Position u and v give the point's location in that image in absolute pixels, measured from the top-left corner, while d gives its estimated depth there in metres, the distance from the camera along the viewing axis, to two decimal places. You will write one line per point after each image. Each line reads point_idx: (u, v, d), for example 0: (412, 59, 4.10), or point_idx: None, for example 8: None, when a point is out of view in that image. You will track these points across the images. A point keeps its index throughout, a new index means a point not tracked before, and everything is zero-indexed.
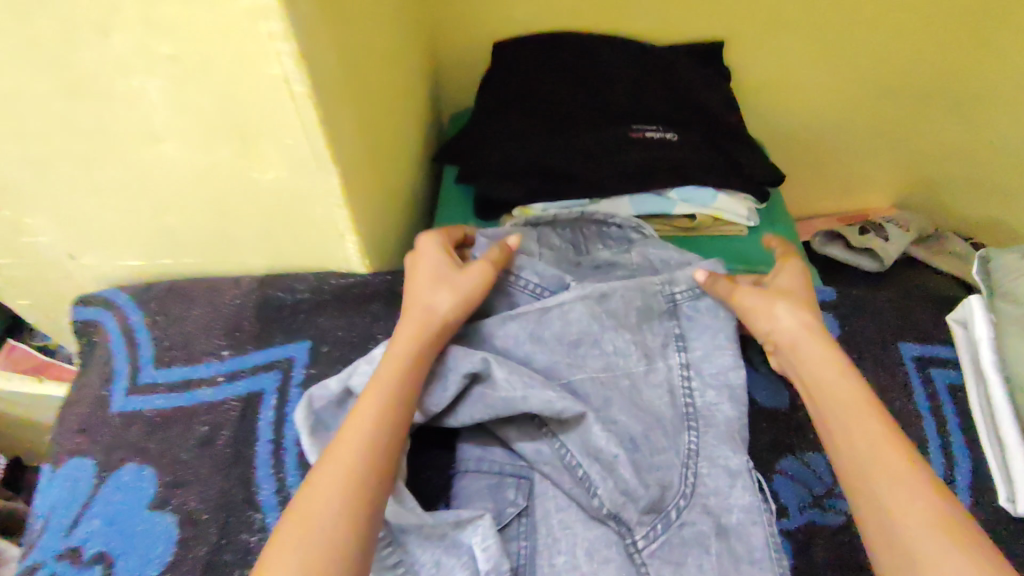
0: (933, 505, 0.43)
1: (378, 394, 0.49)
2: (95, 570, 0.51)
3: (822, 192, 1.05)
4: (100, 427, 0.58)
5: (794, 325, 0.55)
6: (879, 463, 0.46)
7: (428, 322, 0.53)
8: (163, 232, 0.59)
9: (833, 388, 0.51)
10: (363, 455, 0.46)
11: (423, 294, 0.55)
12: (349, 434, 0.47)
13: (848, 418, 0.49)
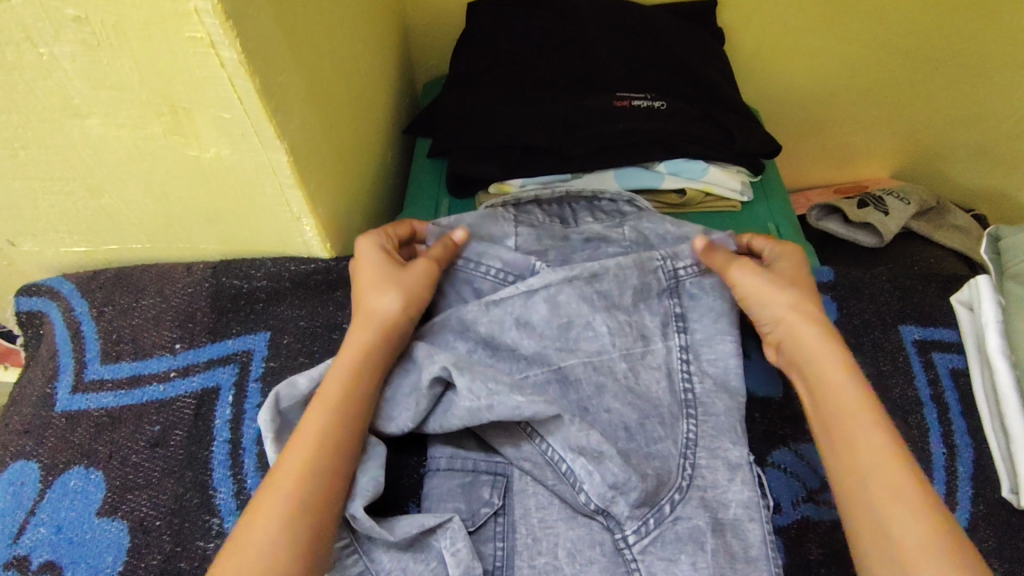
0: (922, 511, 0.41)
1: (332, 403, 0.46)
2: None
3: (820, 164, 1.00)
4: (43, 428, 0.53)
5: (796, 314, 0.51)
6: (871, 466, 0.44)
7: (378, 326, 0.50)
8: (104, 216, 0.54)
9: (831, 381, 0.48)
10: (310, 471, 0.43)
11: (367, 300, 0.51)
12: (298, 446, 0.44)
13: (842, 417, 0.46)
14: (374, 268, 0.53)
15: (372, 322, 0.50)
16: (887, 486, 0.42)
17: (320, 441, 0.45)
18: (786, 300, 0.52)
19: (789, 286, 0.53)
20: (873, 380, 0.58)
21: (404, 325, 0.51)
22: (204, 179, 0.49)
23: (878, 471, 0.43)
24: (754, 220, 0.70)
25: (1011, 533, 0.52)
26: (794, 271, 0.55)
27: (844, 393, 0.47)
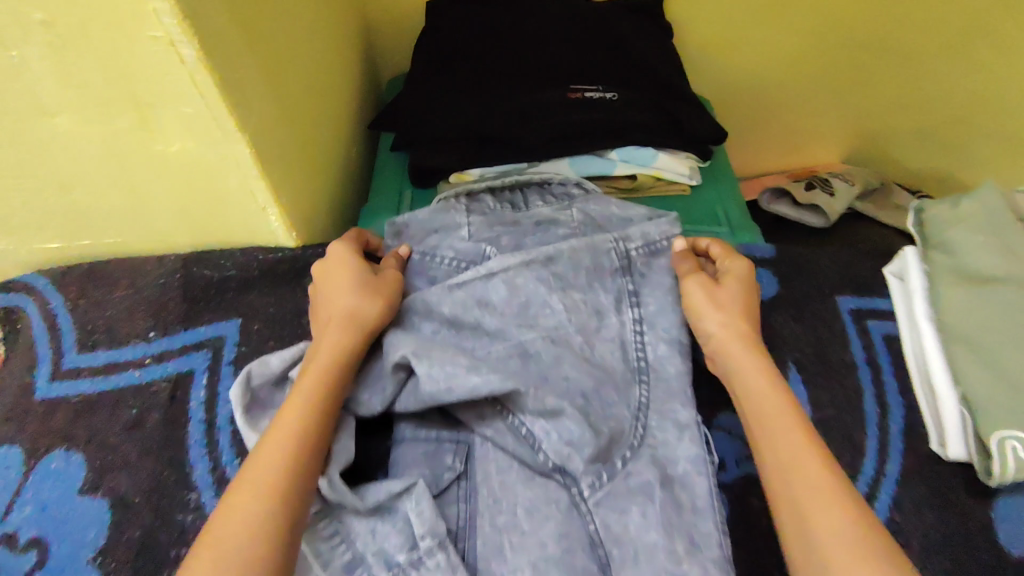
0: (846, 505, 0.43)
1: (310, 402, 0.48)
2: (32, 554, 0.50)
3: (773, 151, 1.04)
4: (24, 416, 0.55)
5: (729, 330, 0.55)
6: (792, 464, 0.46)
7: (356, 326, 0.53)
8: (76, 212, 0.57)
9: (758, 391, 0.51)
10: (287, 462, 0.44)
11: (343, 300, 0.54)
12: (272, 441, 0.46)
13: (767, 424, 0.49)
14: (343, 279, 0.55)
15: (342, 329, 0.52)
16: (815, 483, 0.44)
17: (300, 431, 0.46)
18: (723, 320, 0.55)
19: (731, 304, 0.56)
20: (812, 346, 0.61)
21: (377, 326, 0.54)
22: (172, 171, 0.52)
23: (806, 472, 0.45)
24: (703, 202, 0.74)
25: (939, 481, 0.56)
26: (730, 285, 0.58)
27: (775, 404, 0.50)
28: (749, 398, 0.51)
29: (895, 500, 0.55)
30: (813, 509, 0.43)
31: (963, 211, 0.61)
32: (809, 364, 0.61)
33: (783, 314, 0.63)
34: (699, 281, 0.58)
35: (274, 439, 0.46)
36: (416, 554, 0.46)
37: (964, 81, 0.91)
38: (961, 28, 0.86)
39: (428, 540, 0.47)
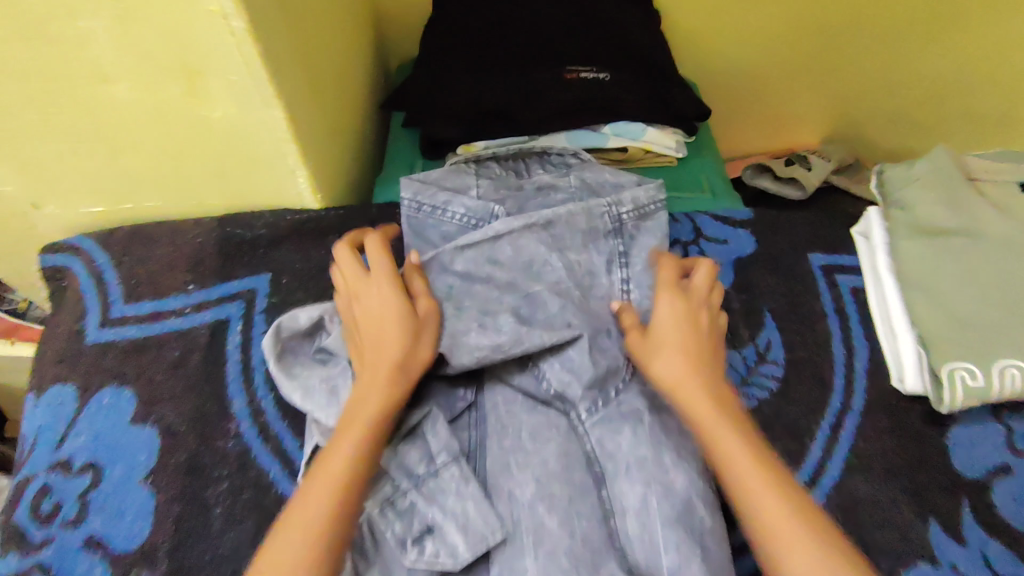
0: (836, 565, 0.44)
1: (344, 464, 0.47)
2: (86, 477, 0.56)
3: (756, 133, 1.11)
4: (76, 357, 0.61)
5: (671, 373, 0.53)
6: (770, 516, 0.46)
7: (402, 375, 0.52)
8: (123, 175, 0.63)
9: (712, 430, 0.51)
10: (324, 529, 0.45)
11: (385, 339, 0.53)
12: (313, 499, 0.46)
13: (738, 474, 0.48)
14: (371, 316, 0.54)
15: (374, 381, 0.51)
16: (785, 531, 0.45)
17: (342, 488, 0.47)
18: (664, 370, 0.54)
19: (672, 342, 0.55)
20: (785, 297, 0.68)
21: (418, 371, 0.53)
22: (226, 146, 0.59)
23: (776, 522, 0.46)
24: (688, 173, 0.81)
25: (898, 411, 0.63)
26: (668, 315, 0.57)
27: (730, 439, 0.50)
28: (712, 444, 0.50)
29: (859, 429, 0.62)
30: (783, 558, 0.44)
31: (917, 170, 0.67)
32: (783, 313, 0.67)
33: (761, 269, 0.70)
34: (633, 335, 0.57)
35: (313, 495, 0.46)
36: (433, 467, 0.54)
37: (931, 66, 0.99)
38: (928, 17, 0.93)
39: (445, 456, 0.54)
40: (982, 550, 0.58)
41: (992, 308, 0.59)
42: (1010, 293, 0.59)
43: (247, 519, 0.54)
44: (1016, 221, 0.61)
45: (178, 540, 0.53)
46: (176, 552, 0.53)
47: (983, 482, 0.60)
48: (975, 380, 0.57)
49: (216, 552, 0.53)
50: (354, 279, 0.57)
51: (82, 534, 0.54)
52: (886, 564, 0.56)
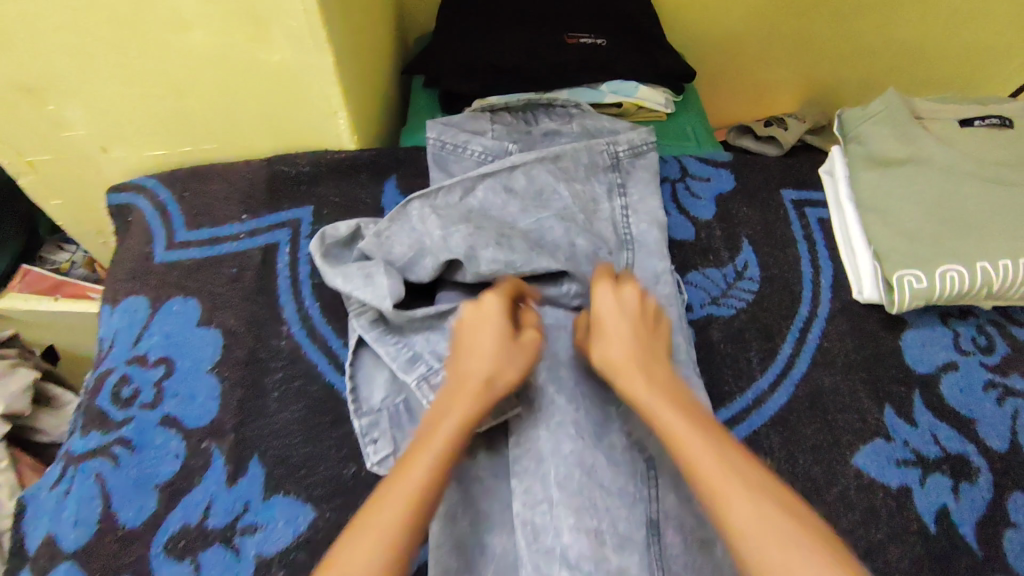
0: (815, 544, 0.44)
1: (425, 472, 0.49)
2: (160, 368, 0.65)
3: (741, 102, 1.21)
4: (147, 273, 0.71)
5: (610, 352, 0.58)
6: (720, 485, 0.47)
7: (489, 396, 0.54)
8: (186, 117, 0.73)
9: (648, 400, 0.54)
10: (400, 531, 0.47)
11: (485, 365, 0.55)
12: (391, 502, 0.48)
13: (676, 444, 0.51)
14: (472, 349, 0.57)
15: (461, 406, 0.53)
16: (738, 502, 0.46)
17: (418, 496, 0.48)
18: (600, 351, 0.59)
19: (609, 331, 0.59)
20: (760, 226, 0.78)
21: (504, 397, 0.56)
22: (277, 88, 0.69)
23: (723, 490, 0.47)
24: (676, 126, 0.91)
25: (859, 318, 0.72)
26: (602, 314, 0.61)
27: (665, 419, 0.52)
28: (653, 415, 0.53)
29: (824, 333, 0.71)
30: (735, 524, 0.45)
31: (872, 111, 0.76)
32: (759, 239, 0.77)
33: (739, 203, 0.79)
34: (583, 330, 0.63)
35: (389, 499, 0.48)
36: None
37: (898, 37, 1.09)
38: None
39: None
40: (930, 430, 0.66)
41: (934, 223, 0.68)
42: (951, 209, 0.69)
43: (298, 402, 0.64)
44: (955, 150, 0.71)
45: (241, 418, 0.63)
46: (240, 426, 0.62)
47: (932, 375, 0.70)
48: (920, 283, 0.67)
49: (274, 427, 0.63)
50: (467, 310, 0.60)
51: (157, 414, 0.63)
52: (847, 440, 0.65)
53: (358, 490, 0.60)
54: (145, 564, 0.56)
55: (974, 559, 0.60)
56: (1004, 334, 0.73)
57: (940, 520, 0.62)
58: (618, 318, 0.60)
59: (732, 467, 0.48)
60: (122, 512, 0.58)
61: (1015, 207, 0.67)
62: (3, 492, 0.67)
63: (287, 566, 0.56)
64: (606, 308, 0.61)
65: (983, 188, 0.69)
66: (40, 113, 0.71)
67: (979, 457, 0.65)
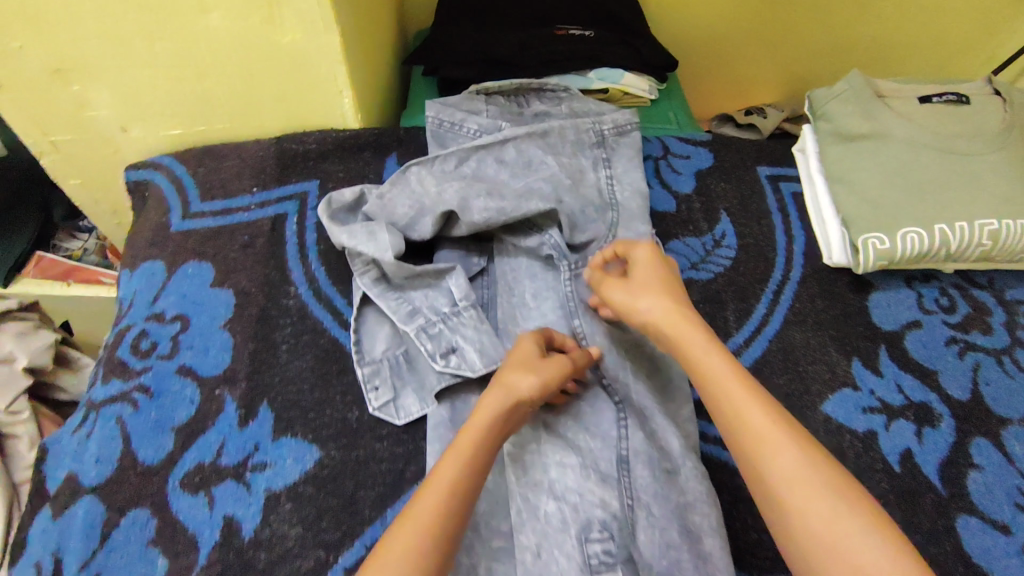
0: (865, 513, 0.46)
1: (455, 468, 0.52)
2: (176, 325, 0.70)
3: (724, 95, 1.27)
4: (164, 241, 0.76)
5: (656, 313, 0.59)
6: (777, 449, 0.49)
7: (511, 399, 0.57)
8: (204, 97, 0.78)
9: (701, 359, 0.55)
10: (435, 521, 0.49)
11: (511, 374, 0.58)
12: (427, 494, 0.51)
13: (730, 402, 0.52)
14: (514, 361, 0.60)
15: (492, 409, 0.56)
16: (795, 469, 0.48)
17: (449, 489, 0.51)
18: (645, 304, 0.60)
19: (650, 292, 0.60)
20: (738, 199, 0.83)
21: (529, 403, 0.58)
22: (269, 67, 0.74)
23: (777, 452, 0.49)
24: (659, 111, 0.97)
25: (830, 281, 0.78)
26: (643, 270, 0.63)
27: (720, 376, 0.54)
28: (705, 377, 0.54)
29: (797, 294, 0.76)
30: (792, 490, 0.47)
31: (837, 89, 0.81)
32: (736, 211, 0.83)
33: (718, 178, 0.85)
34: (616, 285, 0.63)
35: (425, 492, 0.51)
36: (457, 308, 0.69)
37: (871, 33, 1.15)
38: None
39: (464, 302, 0.69)
40: (895, 381, 0.71)
41: (894, 190, 0.74)
42: (913, 177, 0.74)
43: (306, 354, 0.69)
44: (915, 124, 0.76)
45: (254, 368, 0.67)
46: (252, 375, 0.67)
47: (897, 332, 0.74)
48: (883, 244, 0.72)
49: (283, 377, 0.67)
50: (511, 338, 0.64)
51: (175, 364, 0.67)
52: (817, 390, 0.70)
53: (362, 432, 0.65)
54: (164, 496, 0.60)
55: (937, 496, 0.65)
56: (966, 296, 0.78)
57: (905, 460, 0.66)
58: (661, 280, 0.62)
59: (788, 431, 0.50)
60: (142, 451, 0.62)
61: (964, 172, 0.74)
62: (25, 443, 0.71)
63: (296, 499, 0.61)
64: (646, 267, 0.63)
65: (939, 157, 0.75)
66: (67, 94, 0.77)
67: (941, 405, 0.70)
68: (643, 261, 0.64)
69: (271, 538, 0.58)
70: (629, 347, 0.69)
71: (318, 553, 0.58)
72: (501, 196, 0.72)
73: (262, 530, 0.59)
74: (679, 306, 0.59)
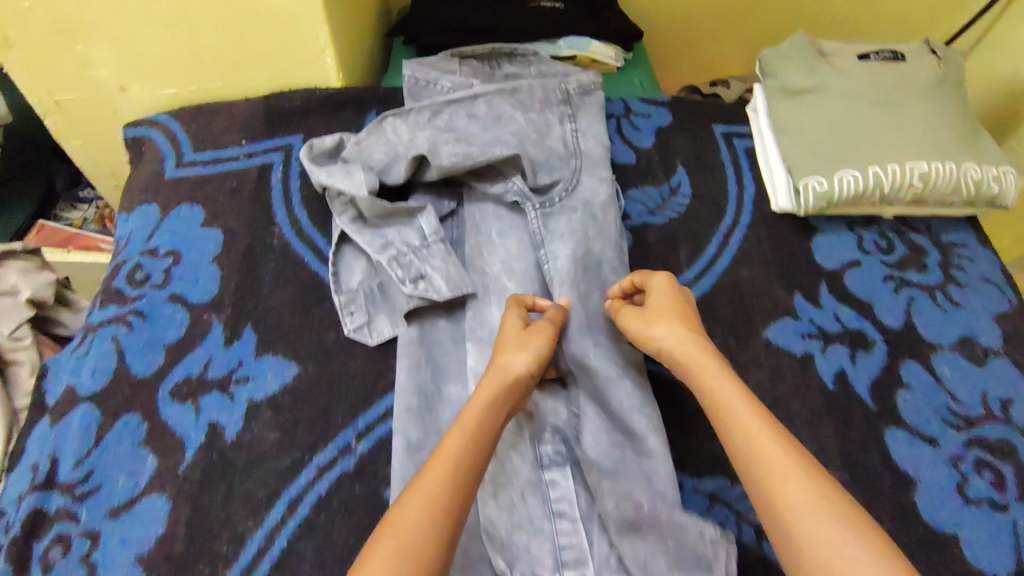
0: (870, 534, 0.47)
1: (457, 443, 0.54)
2: (168, 259, 0.76)
3: (695, 72, 1.33)
4: (159, 187, 0.82)
5: (671, 338, 0.62)
6: (786, 470, 0.51)
7: (501, 375, 0.59)
8: (197, 57, 0.85)
9: (715, 383, 0.58)
10: (440, 496, 0.50)
11: (505, 356, 0.61)
12: (432, 469, 0.52)
13: (741, 425, 0.55)
14: (506, 340, 0.63)
15: (488, 391, 0.58)
16: (803, 490, 0.50)
17: (453, 462, 0.53)
18: (661, 330, 0.62)
19: (666, 317, 0.63)
20: (694, 152, 0.90)
21: (524, 381, 0.60)
22: (258, 26, 0.80)
23: (785, 473, 0.51)
24: (625, 78, 1.03)
25: (777, 224, 0.83)
26: (658, 296, 0.66)
27: (730, 400, 0.56)
28: (720, 400, 0.57)
29: (745, 236, 0.82)
30: (799, 510, 0.49)
31: (783, 49, 0.87)
32: (692, 163, 0.89)
33: (676, 134, 0.91)
34: (634, 312, 0.66)
35: (429, 468, 0.52)
36: (427, 241, 0.74)
37: (833, 13, 1.21)
38: None
39: (434, 237, 0.75)
40: (833, 312, 0.77)
41: (834, 140, 0.80)
42: (851, 127, 0.80)
43: (287, 284, 0.74)
44: (854, 80, 0.83)
45: (239, 296, 0.73)
46: (237, 302, 0.73)
47: (838, 270, 0.80)
48: (822, 185, 0.78)
49: (266, 303, 0.73)
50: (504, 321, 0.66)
51: (166, 292, 0.73)
52: (760, 319, 0.75)
53: (337, 351, 0.70)
54: (155, 404, 0.66)
55: (868, 411, 0.70)
56: (904, 239, 0.84)
57: (839, 379, 0.72)
58: (675, 306, 0.64)
59: (797, 455, 0.52)
60: (135, 364, 0.68)
61: (898, 123, 0.80)
62: (26, 369, 0.76)
63: (275, 408, 0.66)
64: (662, 292, 0.66)
65: (875, 109, 0.81)
66: (70, 54, 0.83)
67: (875, 332, 0.76)
68: (660, 291, 0.66)
69: (252, 440, 0.64)
70: (586, 270, 0.73)
71: (294, 453, 0.64)
72: (469, 144, 0.79)
73: (244, 434, 0.64)
74: (694, 333, 0.62)
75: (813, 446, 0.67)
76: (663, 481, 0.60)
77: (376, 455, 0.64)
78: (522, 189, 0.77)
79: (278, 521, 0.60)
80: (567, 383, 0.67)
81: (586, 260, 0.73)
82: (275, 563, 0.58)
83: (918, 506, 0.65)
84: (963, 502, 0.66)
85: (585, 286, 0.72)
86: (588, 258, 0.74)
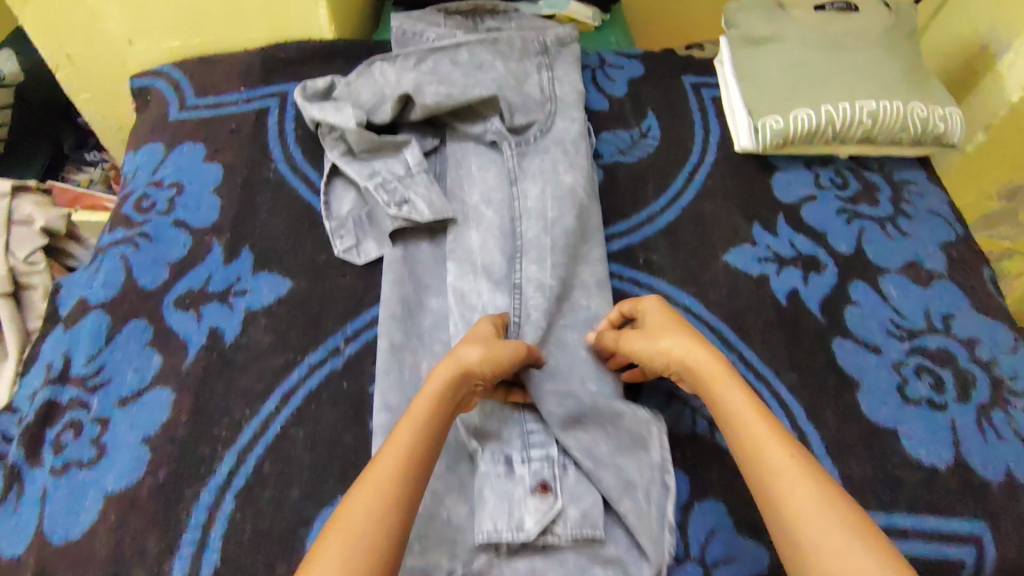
0: (881, 547, 0.46)
1: (407, 437, 0.53)
2: (172, 190, 0.82)
3: (674, 39, 1.39)
4: (164, 128, 0.89)
5: (677, 348, 0.61)
6: (796, 480, 0.50)
7: (455, 368, 0.58)
8: (199, 10, 0.91)
9: (723, 392, 0.58)
10: (391, 492, 0.49)
11: (459, 350, 0.60)
12: (383, 464, 0.51)
13: (747, 435, 0.54)
14: (470, 338, 0.62)
15: (438, 385, 0.57)
16: (812, 501, 0.49)
17: (401, 458, 0.51)
18: (666, 344, 0.62)
19: (668, 331, 0.63)
20: (663, 100, 0.96)
21: (477, 375, 0.59)
22: None
23: (797, 483, 0.50)
24: (602, 36, 1.10)
25: (739, 163, 0.89)
26: (655, 316, 0.66)
27: (738, 410, 0.56)
28: (728, 409, 0.57)
29: (709, 173, 0.88)
30: (809, 522, 0.48)
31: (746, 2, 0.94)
32: (662, 110, 0.95)
33: (647, 84, 0.97)
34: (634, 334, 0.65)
35: (379, 462, 0.51)
36: (411, 171, 0.80)
37: None
38: None
39: (417, 168, 0.80)
40: (788, 239, 0.83)
41: (790, 84, 0.87)
42: (806, 72, 0.87)
43: (282, 213, 0.81)
44: (811, 29, 0.89)
45: (238, 221, 0.79)
46: (236, 227, 0.79)
47: (795, 204, 0.86)
48: (778, 124, 0.85)
49: (262, 228, 0.79)
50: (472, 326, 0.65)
51: (170, 219, 0.79)
52: (720, 245, 0.81)
53: (328, 269, 0.76)
54: (160, 313, 0.72)
55: (818, 324, 0.76)
56: (858, 176, 0.90)
57: (792, 297, 0.78)
58: (674, 322, 0.64)
59: (807, 466, 0.51)
60: (142, 279, 0.74)
61: (850, 69, 0.86)
62: (40, 293, 0.82)
63: (270, 316, 0.72)
64: (658, 313, 0.66)
65: (829, 56, 0.87)
66: (80, 8, 0.89)
67: (827, 257, 0.82)
68: (654, 312, 0.66)
69: (249, 343, 0.70)
70: (558, 195, 0.78)
71: (287, 354, 0.69)
72: (450, 85, 0.84)
73: (241, 338, 0.70)
74: (700, 343, 0.62)
75: (765, 353, 0.73)
76: (604, 381, 0.68)
77: (363, 356, 0.70)
78: (498, 130, 0.83)
79: (272, 412, 0.66)
80: (534, 294, 0.71)
81: (561, 189, 0.78)
82: (270, 444, 0.64)
83: (861, 405, 0.71)
84: (902, 402, 0.71)
85: (560, 211, 0.77)
86: (559, 185, 0.79)
